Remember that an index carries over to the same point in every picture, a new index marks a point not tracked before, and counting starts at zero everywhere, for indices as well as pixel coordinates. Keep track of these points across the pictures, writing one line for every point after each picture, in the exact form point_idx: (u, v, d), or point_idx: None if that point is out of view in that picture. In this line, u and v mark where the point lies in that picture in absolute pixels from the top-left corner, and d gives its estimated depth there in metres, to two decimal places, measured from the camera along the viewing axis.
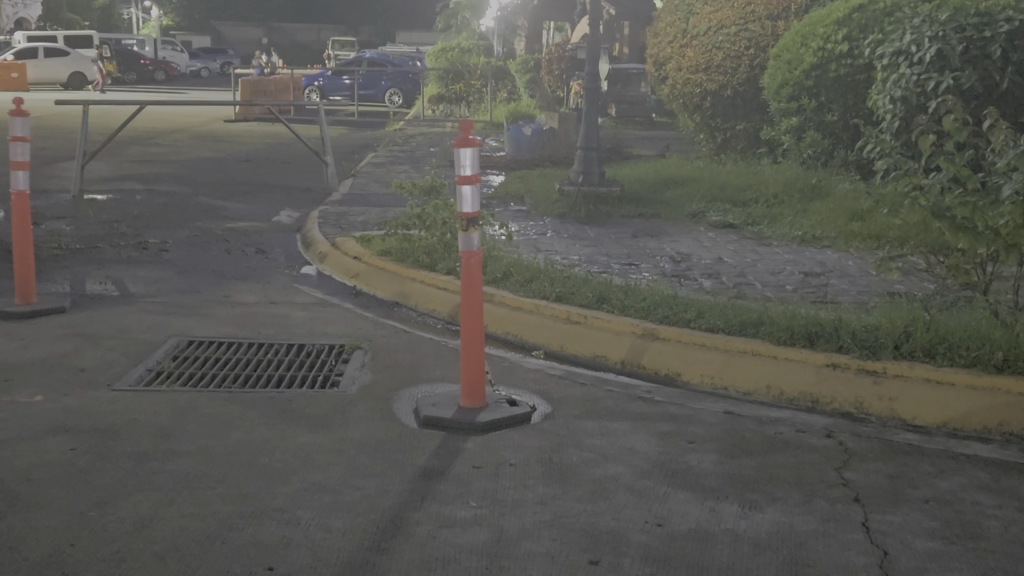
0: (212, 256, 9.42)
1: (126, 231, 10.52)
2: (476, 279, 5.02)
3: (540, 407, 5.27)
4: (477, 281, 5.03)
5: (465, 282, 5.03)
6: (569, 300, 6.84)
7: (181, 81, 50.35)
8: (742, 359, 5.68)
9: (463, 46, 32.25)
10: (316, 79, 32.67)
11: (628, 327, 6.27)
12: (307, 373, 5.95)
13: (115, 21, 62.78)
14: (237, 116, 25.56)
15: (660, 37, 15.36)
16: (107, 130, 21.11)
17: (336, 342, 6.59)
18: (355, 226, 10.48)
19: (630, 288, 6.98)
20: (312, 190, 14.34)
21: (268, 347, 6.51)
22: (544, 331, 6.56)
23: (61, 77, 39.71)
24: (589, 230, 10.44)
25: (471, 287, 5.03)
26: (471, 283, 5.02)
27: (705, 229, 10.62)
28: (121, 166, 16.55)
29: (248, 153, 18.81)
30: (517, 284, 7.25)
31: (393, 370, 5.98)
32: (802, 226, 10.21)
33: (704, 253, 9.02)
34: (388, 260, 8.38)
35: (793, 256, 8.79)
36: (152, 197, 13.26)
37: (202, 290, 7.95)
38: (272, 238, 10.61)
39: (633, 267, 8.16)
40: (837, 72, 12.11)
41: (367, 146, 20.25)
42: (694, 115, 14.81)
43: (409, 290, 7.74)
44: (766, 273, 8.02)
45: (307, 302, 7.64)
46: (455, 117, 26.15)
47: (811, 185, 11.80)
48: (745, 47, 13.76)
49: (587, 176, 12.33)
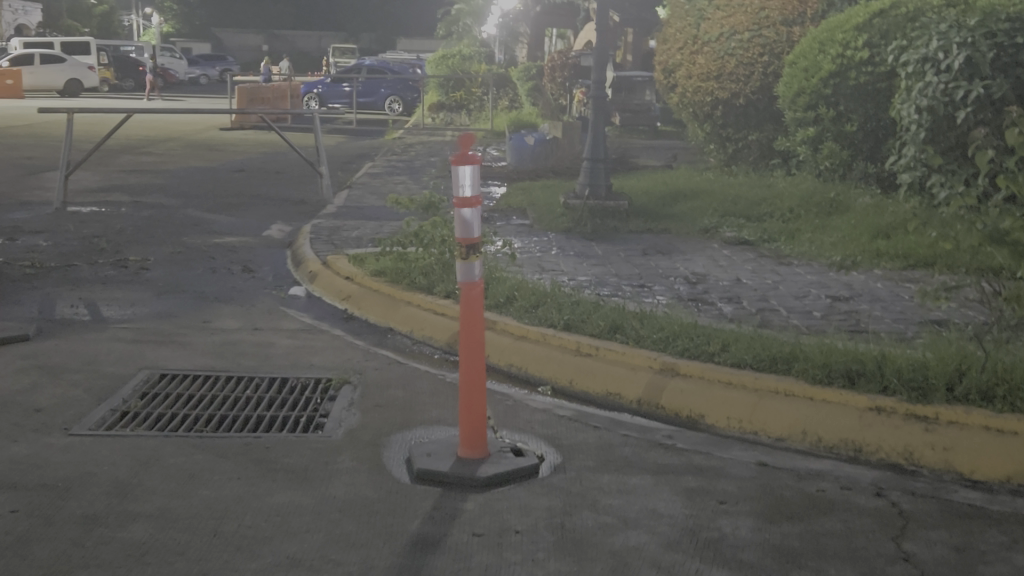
0: (195, 275, 8.83)
1: (106, 248, 9.93)
2: (478, 314, 4.43)
3: (548, 456, 4.68)
4: (478, 315, 4.44)
5: (465, 317, 4.44)
6: (578, 328, 6.24)
7: (179, 88, 49.89)
8: (774, 401, 5.09)
9: (464, 53, 31.66)
10: (315, 86, 32.17)
11: (645, 362, 5.68)
12: (288, 413, 5.35)
13: (115, 28, 62.35)
14: (232, 125, 25.00)
15: (671, 42, 14.82)
16: (99, 138, 20.57)
17: (324, 376, 5.99)
18: (349, 242, 9.89)
19: (647, 315, 6.39)
20: (306, 202, 13.77)
21: (249, 381, 5.91)
22: (551, 363, 5.97)
23: (58, 85, 39.20)
24: (597, 247, 9.86)
25: (472, 321, 4.44)
26: (473, 317, 4.44)
27: (719, 246, 10.05)
28: (110, 176, 15.98)
29: (242, 163, 18.24)
30: (522, 309, 6.66)
31: (385, 410, 5.38)
32: (823, 244, 9.70)
33: (721, 274, 8.43)
34: (382, 281, 7.78)
35: (817, 278, 8.23)
36: (139, 210, 12.70)
37: (180, 314, 7.36)
38: (260, 255, 10.03)
39: (646, 290, 7.59)
40: (858, 80, 11.54)
41: (366, 156, 19.68)
42: (704, 124, 14.24)
43: (404, 315, 7.15)
44: (790, 297, 7.42)
45: (294, 328, 7.05)
46: (455, 126, 25.59)
47: (830, 199, 11.24)
48: (759, 54, 13.19)
49: (594, 189, 11.73)
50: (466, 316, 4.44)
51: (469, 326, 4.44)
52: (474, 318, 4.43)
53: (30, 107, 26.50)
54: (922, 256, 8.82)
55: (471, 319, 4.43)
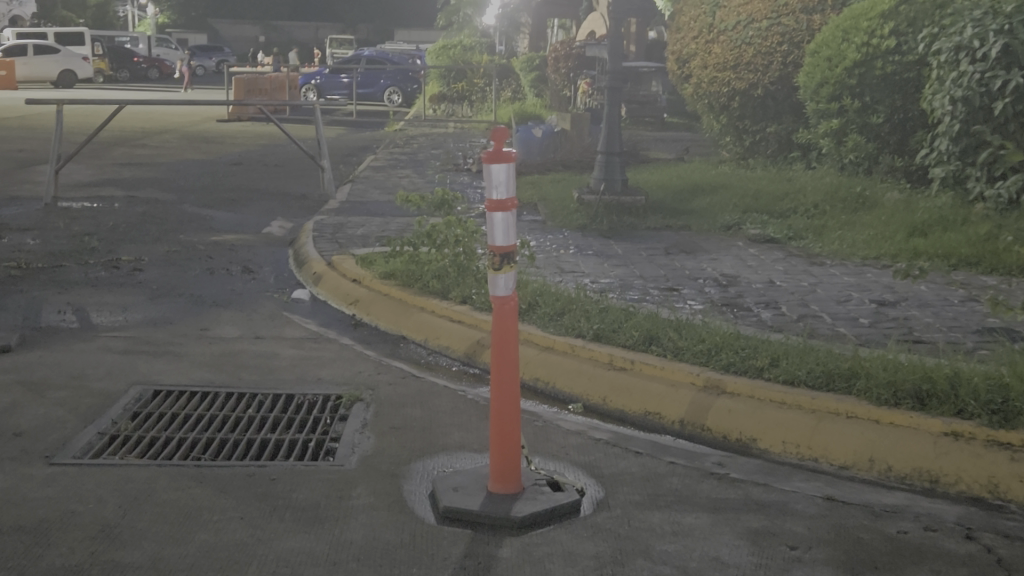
0: (192, 277, 8.30)
1: (97, 246, 9.40)
2: (512, 333, 3.92)
3: (589, 490, 4.17)
4: (513, 333, 3.93)
5: (497, 335, 3.92)
6: (609, 339, 5.72)
7: (175, 79, 49.27)
8: (834, 424, 4.59)
9: (466, 44, 31.02)
10: (313, 77, 31.58)
11: (686, 378, 5.17)
12: (295, 437, 4.84)
13: (111, 19, 61.63)
14: (230, 116, 24.43)
15: (684, 31, 14.19)
16: (93, 131, 20.01)
17: (333, 393, 5.47)
18: (354, 241, 9.36)
19: (684, 324, 5.87)
20: (307, 197, 13.26)
21: (251, 400, 5.38)
22: (582, 378, 5.46)
23: (53, 76, 38.58)
24: (616, 246, 9.35)
25: (505, 340, 3.92)
26: (507, 335, 3.92)
27: (743, 244, 9.56)
28: (103, 169, 15.44)
29: (239, 156, 17.71)
30: (546, 317, 6.15)
31: (403, 432, 4.87)
32: (855, 242, 9.20)
33: (753, 275, 7.92)
34: (392, 284, 7.26)
35: (855, 279, 7.74)
36: (133, 205, 12.16)
37: (176, 321, 6.84)
38: (261, 254, 9.49)
39: (676, 295, 7.10)
40: (885, 69, 11.01)
41: (367, 148, 19.13)
42: (720, 116, 13.74)
43: (418, 321, 6.64)
44: (831, 301, 6.92)
45: (298, 337, 6.54)
46: (457, 118, 25.04)
47: (857, 194, 10.74)
48: (778, 43, 12.63)
49: (609, 184, 11.21)
50: (497, 334, 3.93)
51: (501, 344, 3.93)
52: (508, 336, 3.92)
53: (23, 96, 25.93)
54: (963, 255, 8.35)
55: (504, 337, 3.92)
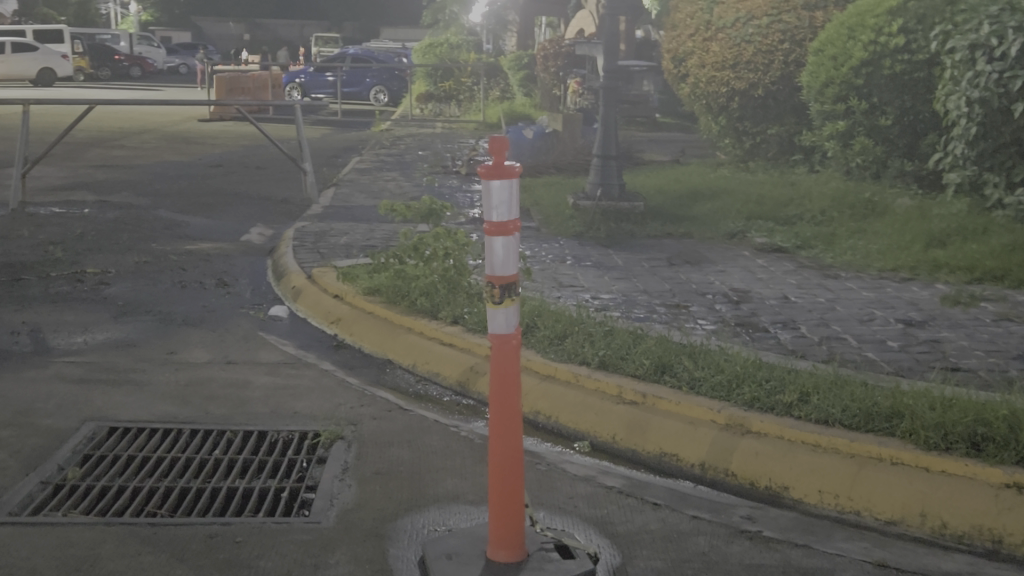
0: (161, 291, 7.72)
1: (62, 257, 8.79)
2: (514, 374, 3.38)
3: (603, 555, 3.63)
4: (514, 376, 3.38)
5: (496, 377, 3.37)
6: (617, 367, 5.18)
7: (158, 77, 48.50)
8: (877, 472, 4.05)
9: (453, 42, 30.42)
10: (298, 76, 30.93)
11: (705, 416, 4.62)
12: (267, 485, 4.28)
13: (95, 17, 60.61)
14: (211, 116, 23.76)
15: (680, 28, 13.66)
16: (68, 134, 19.34)
17: (310, 430, 4.90)
18: (337, 251, 8.78)
19: (699, 350, 5.33)
20: (289, 202, 12.68)
21: (218, 439, 4.81)
22: (587, 413, 4.91)
23: (32, 74, 37.72)
24: (615, 256, 8.80)
25: (506, 383, 3.38)
26: (508, 379, 3.38)
27: (750, 253, 9.05)
28: (77, 172, 14.80)
29: (219, 158, 17.09)
30: (546, 341, 5.59)
31: (388, 479, 4.30)
32: (869, 252, 8.69)
33: (765, 290, 7.39)
34: (377, 301, 6.69)
35: (874, 295, 7.24)
36: (104, 211, 11.54)
37: (140, 343, 6.24)
38: (237, 265, 8.90)
39: (686, 314, 6.57)
40: (893, 68, 10.49)
41: (351, 149, 18.52)
42: (719, 117, 13.22)
43: (405, 344, 6.08)
44: (853, 321, 6.39)
45: (275, 361, 5.97)
46: (445, 117, 24.48)
47: (866, 201, 10.22)
48: (779, 41, 12.13)
49: (606, 189, 10.67)
50: (495, 376, 3.38)
51: (500, 388, 3.38)
52: (510, 380, 3.37)
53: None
54: (987, 267, 7.86)
55: (505, 382, 3.37)
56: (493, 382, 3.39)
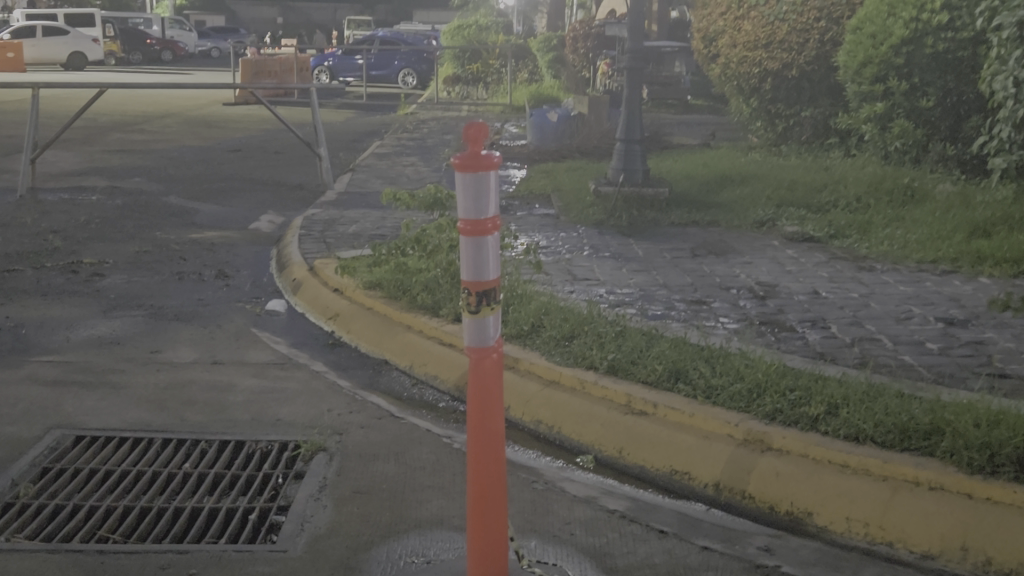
0: (157, 283, 7.37)
1: (60, 246, 8.48)
2: (492, 392, 2.97)
3: None
4: (495, 395, 2.99)
5: (475, 397, 2.98)
6: (626, 373, 4.74)
7: (189, 61, 48.39)
8: (912, 498, 3.60)
9: (482, 24, 29.87)
10: (326, 59, 30.58)
11: (721, 429, 4.18)
12: (236, 504, 3.90)
13: (128, 2, 60.63)
14: (235, 100, 23.47)
15: (710, 7, 13.12)
16: (90, 119, 19.12)
17: (291, 440, 4.52)
18: (344, 241, 8.38)
19: (718, 353, 4.89)
20: (304, 188, 12.32)
21: (191, 450, 4.44)
22: (593, 424, 4.48)
23: (62, 58, 37.71)
24: (636, 246, 8.34)
25: (486, 401, 2.98)
26: (489, 398, 2.98)
27: (779, 243, 8.56)
28: (93, 157, 14.52)
29: (239, 142, 16.78)
30: (552, 342, 5.17)
31: (368, 499, 3.91)
32: (907, 242, 8.18)
33: (794, 284, 6.90)
34: (377, 296, 6.29)
35: (912, 289, 6.74)
36: (114, 198, 11.24)
37: (125, 342, 5.89)
38: (241, 255, 8.54)
39: (707, 311, 6.11)
40: (936, 47, 9.94)
41: (374, 133, 18.12)
42: (750, 98, 12.69)
43: (402, 343, 5.68)
44: (888, 319, 5.90)
45: (264, 362, 5.59)
46: (472, 100, 24.02)
47: (904, 186, 9.68)
48: (814, 19, 11.57)
49: (629, 174, 10.18)
50: (474, 395, 2.98)
51: (479, 409, 2.99)
52: (491, 400, 2.98)
53: (22, 77, 25.12)
54: None
55: (486, 402, 2.98)
56: (471, 402, 2.99)
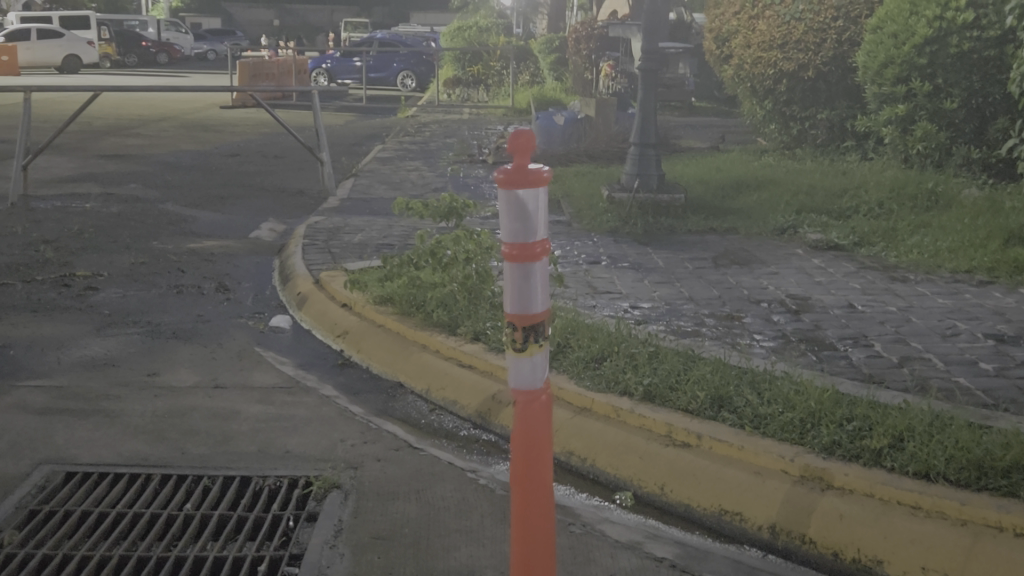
0: (154, 298, 7.00)
1: (52, 257, 8.09)
2: (542, 440, 2.62)
3: None
4: (544, 442, 2.63)
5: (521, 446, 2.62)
6: (664, 400, 4.38)
7: (186, 63, 47.92)
8: (997, 546, 3.23)
9: (482, 25, 29.48)
10: (324, 61, 30.20)
11: (775, 465, 3.81)
12: (244, 552, 3.54)
13: (124, 3, 60.16)
14: (233, 103, 23.09)
15: (723, 6, 12.73)
16: (85, 124, 18.72)
17: (302, 475, 4.15)
18: (350, 251, 8.00)
19: (762, 377, 4.52)
20: (305, 194, 11.95)
21: (193, 487, 4.06)
22: (631, 457, 4.11)
23: (57, 61, 37.31)
24: (655, 255, 7.97)
25: (536, 450, 2.62)
26: (538, 446, 2.62)
27: (802, 252, 8.21)
28: (88, 163, 14.14)
29: (237, 147, 16.40)
30: (581, 365, 4.80)
31: (390, 546, 3.55)
32: (939, 250, 7.82)
33: (827, 297, 6.54)
34: (389, 313, 5.91)
35: (953, 302, 6.38)
36: (108, 206, 10.85)
37: (120, 363, 5.51)
38: (241, 266, 8.16)
39: (739, 327, 5.75)
40: (961, 47, 9.58)
41: (375, 137, 17.76)
42: (764, 100, 12.32)
43: (417, 365, 5.30)
44: (933, 336, 5.54)
45: (269, 385, 5.22)
46: (473, 103, 23.65)
47: (929, 191, 9.31)
48: (832, 18, 11.21)
49: (644, 180, 9.81)
50: (521, 443, 2.63)
51: (526, 458, 2.63)
52: (541, 449, 2.62)
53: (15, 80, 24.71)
54: None
55: (533, 451, 2.62)
56: (516, 451, 2.64)
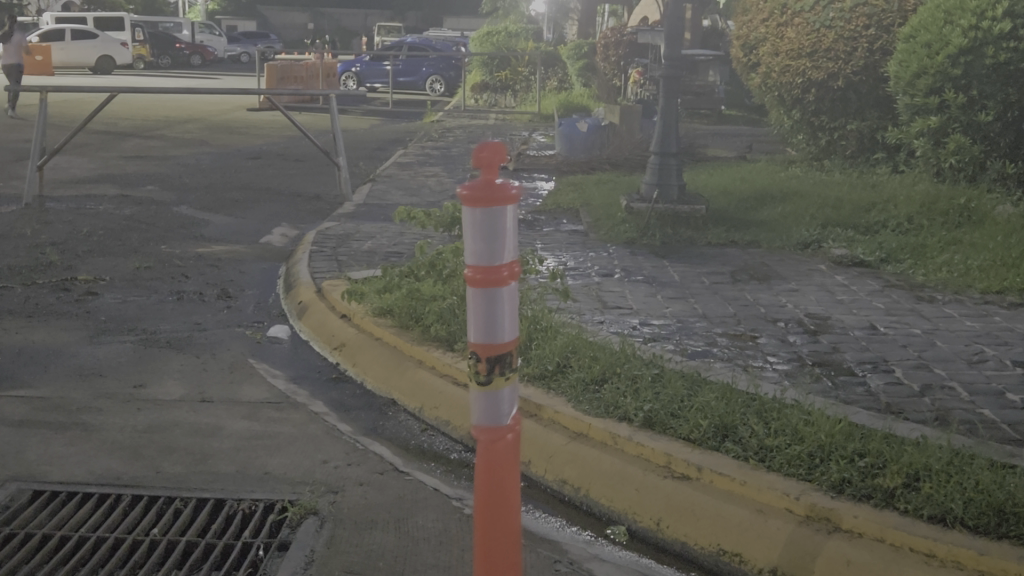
0: (153, 304, 6.82)
1: (56, 260, 7.97)
2: (507, 480, 2.49)
3: None
4: (509, 482, 2.50)
5: (485, 487, 2.50)
6: (666, 428, 4.12)
7: (219, 66, 48.11)
8: None
9: (512, 30, 29.29)
10: (353, 65, 30.12)
11: (779, 502, 3.55)
12: None
13: (161, 6, 60.57)
14: (260, 106, 23.04)
15: (751, 13, 12.45)
16: (109, 125, 18.68)
17: (278, 499, 3.92)
18: (358, 259, 7.80)
19: (771, 405, 4.25)
20: (321, 199, 11.79)
21: (163, 509, 3.85)
22: (627, 488, 3.86)
23: (90, 62, 37.58)
24: (671, 269, 7.71)
25: (501, 491, 2.50)
26: (503, 487, 2.50)
27: (825, 268, 7.91)
28: (107, 164, 14.06)
29: (259, 149, 16.28)
30: (581, 387, 4.55)
31: None
32: (969, 268, 7.50)
33: (848, 316, 6.25)
34: (388, 326, 5.69)
35: (980, 325, 6.08)
36: (122, 208, 10.72)
37: (108, 373, 5.33)
38: (247, 272, 7.99)
39: (752, 348, 5.48)
40: (997, 57, 9.25)
41: (398, 141, 17.60)
42: (791, 110, 12.02)
43: (412, 382, 5.08)
44: (958, 362, 5.25)
45: (258, 400, 5.01)
46: (500, 109, 23.45)
47: (961, 207, 8.97)
48: (863, 27, 10.90)
49: (663, 190, 9.55)
50: (485, 485, 2.49)
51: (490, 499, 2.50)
52: (504, 490, 2.49)
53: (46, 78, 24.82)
54: None
55: (496, 493, 2.49)
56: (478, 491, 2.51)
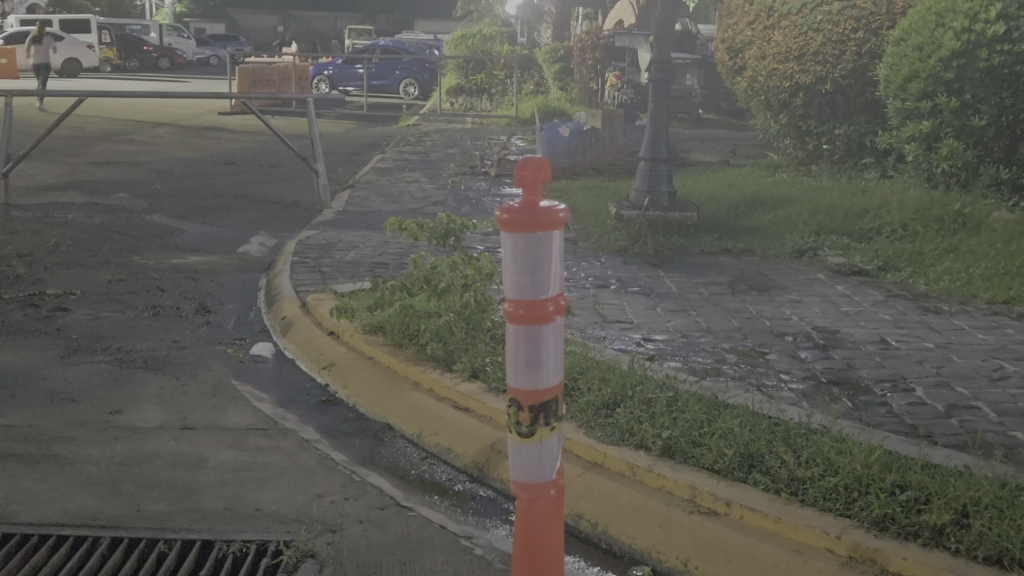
0: (128, 320, 6.48)
1: (23, 273, 7.58)
2: (548, 530, 2.62)
3: None
4: (549, 535, 2.63)
5: (528, 538, 2.62)
6: (688, 457, 3.84)
7: (188, 68, 47.41)
8: None
9: (487, 33, 28.98)
10: (326, 68, 29.69)
11: (818, 541, 3.29)
12: None
13: (128, 8, 59.73)
14: (232, 110, 22.58)
15: (736, 16, 12.26)
16: (78, 129, 18.22)
17: (272, 539, 3.61)
18: (342, 270, 7.48)
19: (798, 432, 3.98)
20: (299, 205, 11.45)
21: (146, 553, 3.52)
22: (649, 524, 3.59)
23: (57, 64, 36.89)
24: (667, 279, 7.46)
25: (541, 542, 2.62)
26: (544, 540, 2.62)
27: (824, 277, 7.69)
28: (76, 170, 13.63)
29: (231, 154, 15.88)
30: (592, 412, 4.27)
31: None
32: (972, 276, 7.30)
33: (856, 330, 6.02)
34: (380, 344, 5.39)
35: (993, 337, 5.86)
36: (91, 216, 10.33)
37: (81, 398, 4.98)
38: (225, 285, 7.65)
39: (762, 365, 5.22)
40: (990, 61, 9.05)
41: (375, 146, 17.26)
42: (779, 114, 11.82)
43: (408, 405, 4.79)
44: (979, 379, 5.02)
45: (243, 427, 4.69)
46: (476, 112, 23.13)
47: (956, 212, 8.78)
48: (851, 30, 10.70)
49: (654, 197, 9.29)
50: (526, 537, 2.62)
51: (532, 553, 2.63)
52: (545, 541, 2.62)
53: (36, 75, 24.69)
54: None
55: (538, 543, 2.61)
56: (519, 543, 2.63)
